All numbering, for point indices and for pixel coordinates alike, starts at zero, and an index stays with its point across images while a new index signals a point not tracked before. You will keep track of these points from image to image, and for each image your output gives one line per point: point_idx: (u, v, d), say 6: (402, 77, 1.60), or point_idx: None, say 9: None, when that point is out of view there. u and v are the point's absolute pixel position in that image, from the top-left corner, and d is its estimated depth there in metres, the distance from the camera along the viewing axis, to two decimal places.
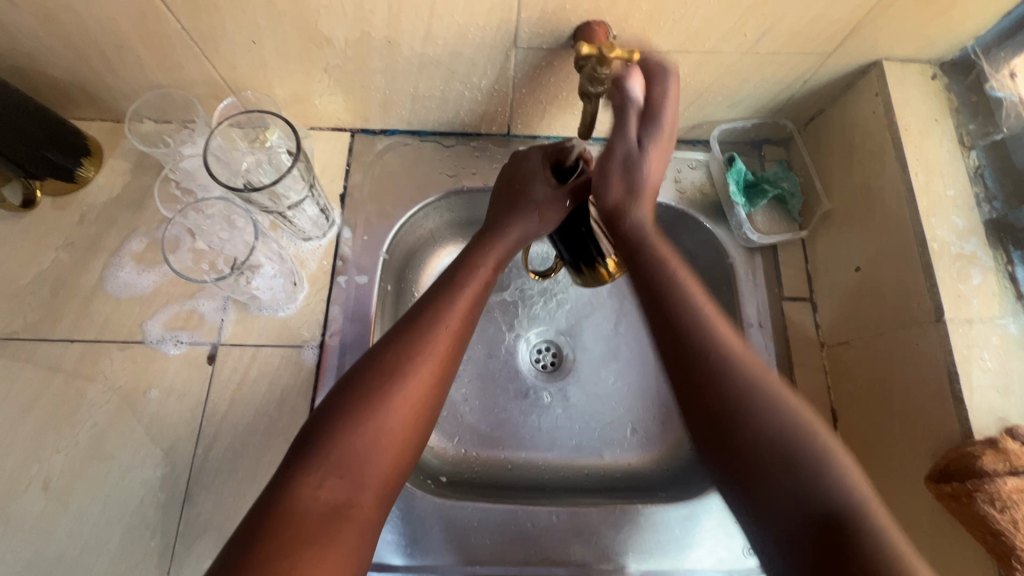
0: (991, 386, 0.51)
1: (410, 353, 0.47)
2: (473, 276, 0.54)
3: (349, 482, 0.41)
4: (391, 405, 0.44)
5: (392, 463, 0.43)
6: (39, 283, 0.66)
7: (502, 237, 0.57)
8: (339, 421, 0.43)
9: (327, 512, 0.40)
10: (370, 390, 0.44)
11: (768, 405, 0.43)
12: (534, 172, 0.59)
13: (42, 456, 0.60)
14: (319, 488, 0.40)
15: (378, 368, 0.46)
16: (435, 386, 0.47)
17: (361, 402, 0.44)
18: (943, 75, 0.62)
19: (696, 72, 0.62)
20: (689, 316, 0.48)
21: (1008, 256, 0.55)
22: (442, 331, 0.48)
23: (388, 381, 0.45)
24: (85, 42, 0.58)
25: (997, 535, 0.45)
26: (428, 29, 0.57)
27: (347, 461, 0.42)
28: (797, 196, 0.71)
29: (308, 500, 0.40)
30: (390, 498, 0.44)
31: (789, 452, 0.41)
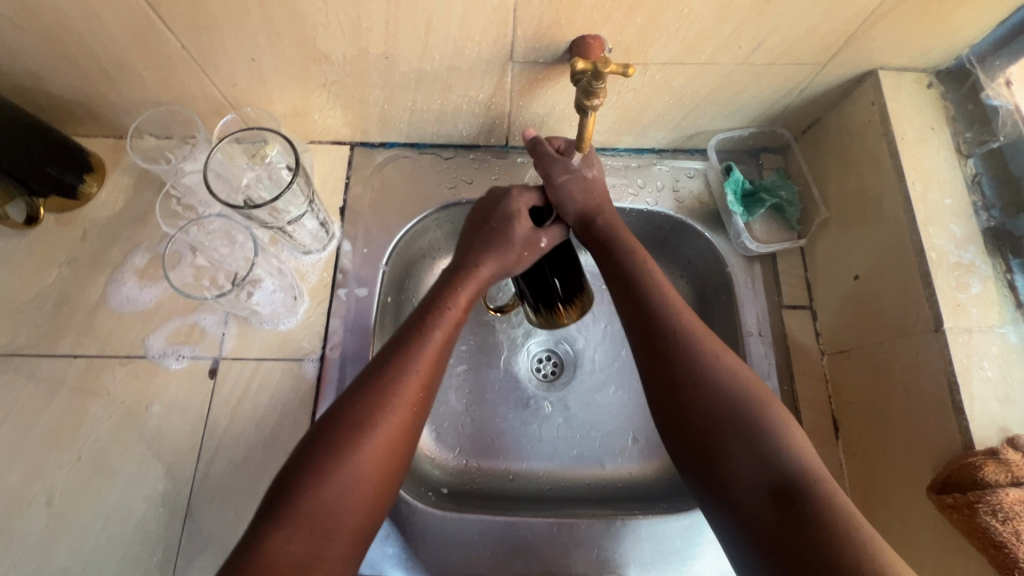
0: (991, 396, 0.51)
1: (380, 399, 0.47)
2: (443, 318, 0.54)
3: (319, 535, 0.42)
4: (358, 457, 0.45)
5: (362, 512, 0.45)
6: (43, 299, 0.67)
7: (475, 281, 0.57)
8: (311, 473, 0.44)
9: (295, 565, 0.41)
10: (340, 439, 0.45)
11: (725, 382, 0.48)
12: (513, 212, 0.58)
13: (45, 472, 0.61)
14: (288, 542, 0.41)
15: (348, 416, 0.46)
16: (403, 434, 0.48)
17: (330, 454, 0.44)
18: (939, 84, 0.62)
19: (692, 84, 0.63)
20: (659, 310, 0.53)
21: (1007, 265, 0.55)
22: (411, 378, 0.49)
23: (358, 430, 0.46)
24: (87, 62, 0.59)
25: (999, 547, 0.45)
26: (425, 46, 0.57)
27: (315, 515, 0.42)
28: (795, 204, 0.71)
29: (280, 553, 0.41)
30: (359, 547, 0.45)
31: (744, 422, 0.45)
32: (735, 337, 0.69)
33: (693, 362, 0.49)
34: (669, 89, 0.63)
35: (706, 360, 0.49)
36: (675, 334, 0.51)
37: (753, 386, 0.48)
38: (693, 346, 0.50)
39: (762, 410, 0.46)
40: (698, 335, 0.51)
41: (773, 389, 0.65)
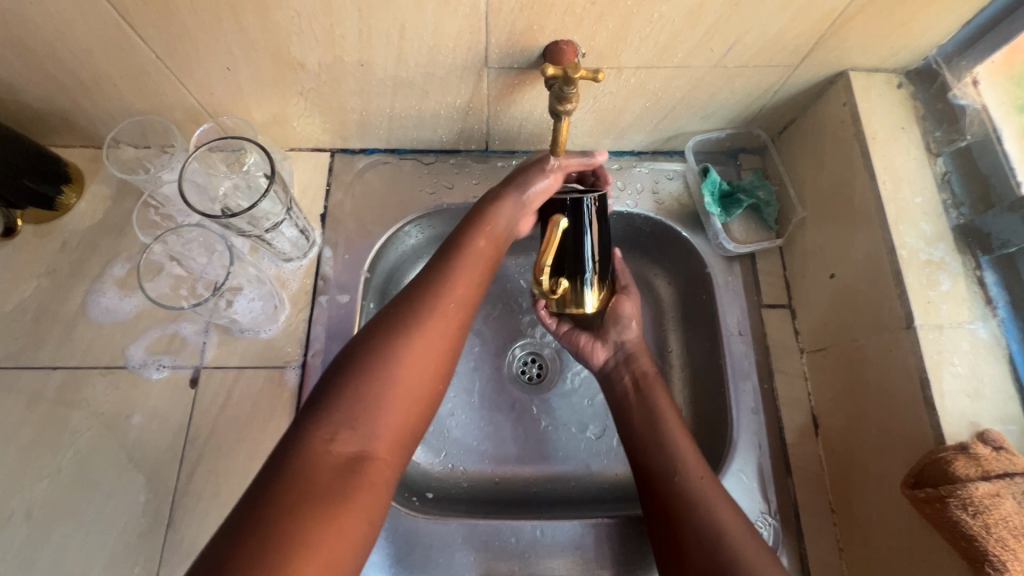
0: (962, 392, 0.51)
1: (418, 312, 0.48)
2: (472, 245, 0.56)
3: (361, 435, 0.42)
4: (397, 363, 0.45)
5: (402, 418, 0.44)
6: (22, 311, 0.67)
7: (498, 205, 0.58)
8: (349, 377, 0.44)
9: (342, 463, 0.40)
10: (379, 347, 0.46)
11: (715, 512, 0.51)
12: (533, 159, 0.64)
13: (25, 485, 0.60)
14: (333, 441, 0.41)
15: (385, 328, 0.47)
16: (442, 347, 0.48)
17: (368, 360, 0.45)
18: (908, 84, 0.63)
19: (666, 87, 0.63)
20: (670, 455, 0.56)
21: (976, 261, 0.56)
22: (444, 295, 0.50)
23: (397, 338, 0.46)
24: (62, 73, 0.59)
25: (970, 541, 0.45)
26: (400, 53, 0.58)
27: (358, 415, 0.42)
28: (772, 204, 0.72)
29: (322, 452, 0.40)
30: (401, 457, 0.44)
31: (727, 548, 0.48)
32: (716, 337, 0.70)
33: (695, 497, 0.52)
34: (645, 92, 0.64)
35: (700, 497, 0.52)
36: (682, 474, 0.54)
37: (738, 524, 0.50)
38: (692, 481, 0.54)
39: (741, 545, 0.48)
40: (697, 472, 0.54)
41: (753, 388, 0.66)
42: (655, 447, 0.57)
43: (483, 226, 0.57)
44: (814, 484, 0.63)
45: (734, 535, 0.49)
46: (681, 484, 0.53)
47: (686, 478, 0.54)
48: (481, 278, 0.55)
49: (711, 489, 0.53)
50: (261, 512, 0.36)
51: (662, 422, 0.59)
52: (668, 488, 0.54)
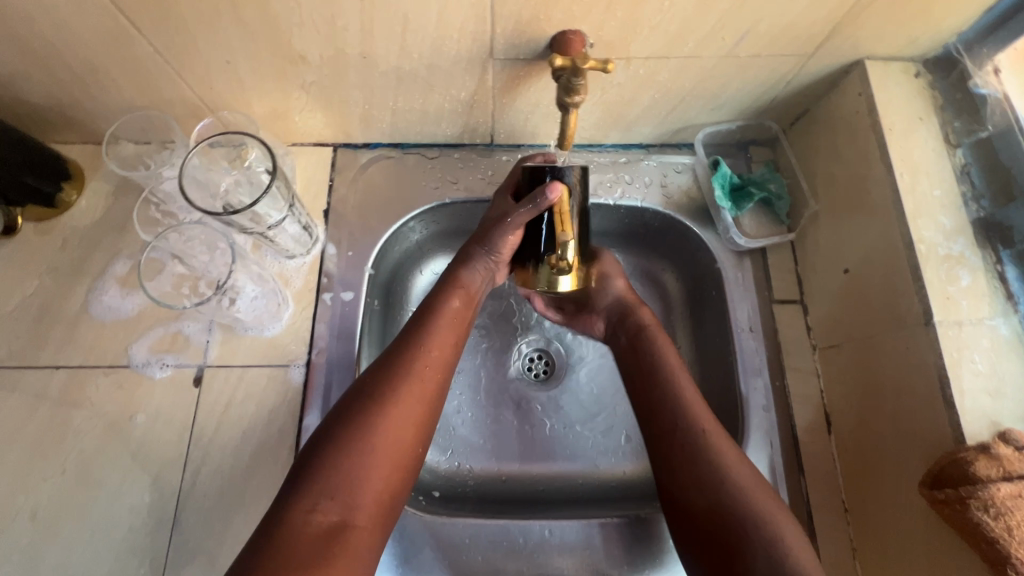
0: (982, 390, 0.50)
1: (397, 377, 0.50)
2: (447, 305, 0.57)
3: (341, 505, 0.43)
4: (378, 430, 0.47)
5: (383, 484, 0.46)
6: (24, 310, 0.66)
7: (469, 270, 0.59)
8: (331, 447, 0.45)
9: (323, 534, 0.42)
10: (360, 415, 0.47)
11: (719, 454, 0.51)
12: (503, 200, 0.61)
13: (29, 486, 0.60)
14: (313, 511, 0.43)
15: (365, 395, 0.49)
16: (422, 409, 0.50)
17: (349, 428, 0.46)
18: (926, 73, 0.61)
19: (676, 78, 0.62)
20: (682, 411, 0.55)
21: (997, 256, 0.55)
22: (421, 360, 0.52)
23: (376, 407, 0.48)
24: (59, 67, 0.58)
25: (992, 543, 0.44)
26: (403, 44, 0.56)
27: (339, 485, 0.44)
28: (784, 198, 0.71)
29: (304, 523, 0.42)
30: (383, 523, 0.46)
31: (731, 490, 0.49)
32: (726, 333, 0.68)
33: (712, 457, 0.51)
34: (654, 83, 0.62)
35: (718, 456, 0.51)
36: (695, 431, 0.53)
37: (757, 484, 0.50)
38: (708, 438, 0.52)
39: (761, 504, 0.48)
40: (711, 429, 0.53)
41: (764, 386, 0.65)
42: (661, 401, 0.56)
43: (456, 290, 0.58)
44: (827, 483, 0.62)
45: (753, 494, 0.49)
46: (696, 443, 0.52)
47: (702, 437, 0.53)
48: (458, 338, 0.56)
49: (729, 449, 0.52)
50: None
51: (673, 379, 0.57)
52: (674, 436, 0.54)
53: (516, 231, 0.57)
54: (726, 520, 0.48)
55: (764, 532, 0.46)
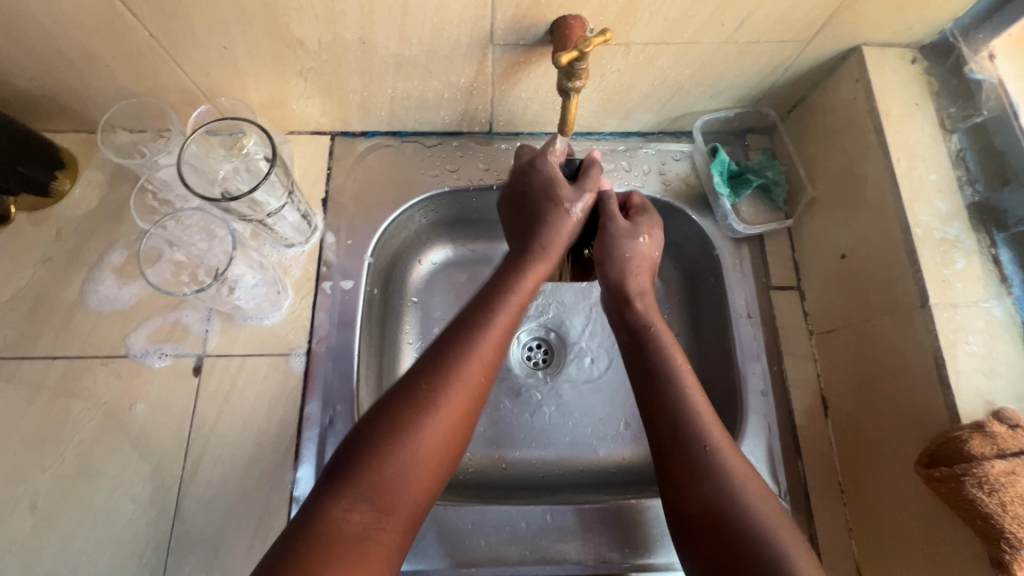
0: (977, 370, 0.51)
1: (449, 377, 0.48)
2: (510, 297, 0.54)
3: (377, 509, 0.43)
4: (422, 437, 0.46)
5: (421, 492, 0.45)
6: (18, 300, 0.65)
7: (560, 240, 0.58)
8: (375, 450, 0.44)
9: (356, 535, 0.42)
10: (405, 418, 0.46)
11: (726, 474, 0.47)
12: (559, 175, 0.60)
13: (28, 476, 0.60)
14: (349, 512, 0.42)
15: (411, 394, 0.47)
16: (468, 413, 0.49)
17: (393, 429, 0.45)
18: (922, 59, 0.62)
19: (676, 64, 0.62)
20: (698, 432, 0.49)
21: (991, 239, 0.55)
22: (475, 360, 0.50)
23: (421, 411, 0.46)
24: (50, 52, 0.57)
25: (986, 519, 0.45)
26: (403, 30, 0.56)
27: (379, 491, 0.43)
28: (781, 184, 0.71)
29: (339, 523, 0.42)
30: (414, 525, 0.45)
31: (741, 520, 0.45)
32: (725, 319, 0.69)
33: (726, 478, 0.47)
34: (654, 69, 0.62)
35: (729, 481, 0.47)
36: (710, 448, 0.49)
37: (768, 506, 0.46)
38: (722, 458, 0.48)
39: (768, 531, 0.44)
40: (727, 449, 0.49)
41: (762, 370, 0.66)
42: (668, 402, 0.52)
43: (527, 276, 0.56)
44: (824, 465, 0.63)
45: (766, 521, 0.45)
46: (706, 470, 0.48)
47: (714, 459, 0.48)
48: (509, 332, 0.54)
49: (749, 480, 0.47)
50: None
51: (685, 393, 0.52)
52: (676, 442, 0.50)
53: (590, 201, 0.61)
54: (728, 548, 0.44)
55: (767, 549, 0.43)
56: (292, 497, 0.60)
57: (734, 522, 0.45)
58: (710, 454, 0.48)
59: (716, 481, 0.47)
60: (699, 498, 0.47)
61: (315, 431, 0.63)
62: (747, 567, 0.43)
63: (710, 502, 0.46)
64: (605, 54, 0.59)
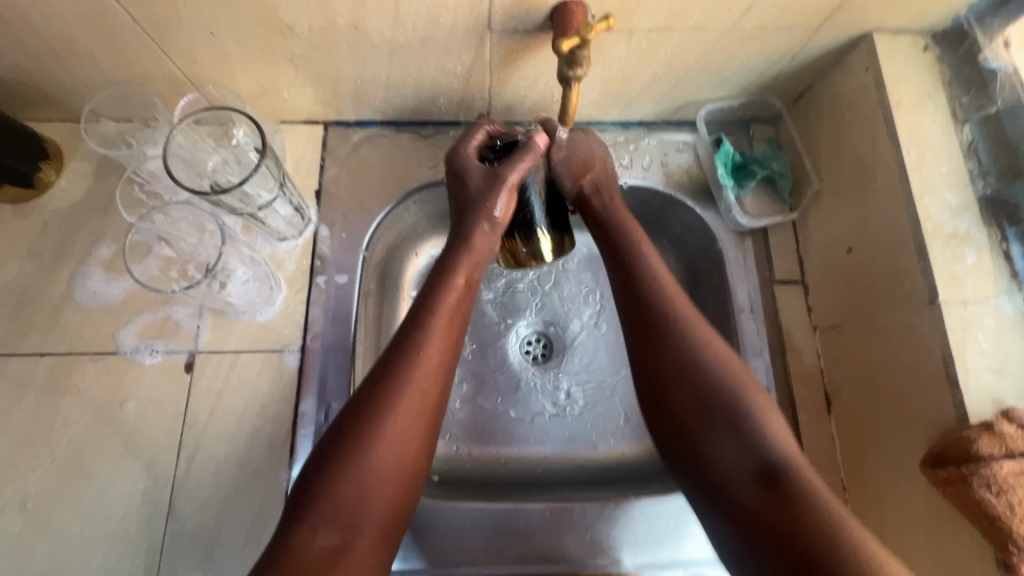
0: (986, 368, 0.50)
1: (391, 392, 0.47)
2: (448, 299, 0.54)
3: (342, 528, 0.43)
4: (376, 451, 0.45)
5: (388, 502, 0.46)
6: (5, 295, 0.63)
7: (482, 237, 0.57)
8: (329, 472, 0.44)
9: (323, 557, 0.42)
10: (358, 434, 0.46)
11: (698, 349, 0.51)
12: (471, 165, 0.57)
13: (17, 475, 0.59)
14: (313, 535, 0.42)
15: (360, 408, 0.47)
16: (422, 420, 0.48)
17: (347, 448, 0.45)
18: (935, 46, 0.60)
19: (680, 52, 0.60)
20: (695, 354, 0.51)
21: (1002, 233, 0.54)
22: (421, 367, 0.49)
23: (374, 424, 0.46)
24: (30, 38, 0.54)
25: (993, 521, 0.45)
26: (397, 15, 0.54)
27: (339, 510, 0.43)
28: (786, 176, 0.69)
29: (303, 547, 0.42)
30: (388, 536, 0.46)
31: (719, 384, 0.49)
32: (727, 314, 0.68)
33: (740, 411, 0.48)
34: (657, 56, 0.60)
35: (700, 351, 0.51)
36: (682, 327, 0.52)
37: (737, 371, 0.50)
38: (692, 333, 0.52)
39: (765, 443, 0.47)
40: (696, 324, 0.52)
41: (765, 366, 0.64)
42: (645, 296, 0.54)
43: (456, 277, 0.55)
44: (826, 463, 0.62)
45: (732, 380, 0.50)
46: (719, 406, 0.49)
47: (727, 390, 0.49)
48: (458, 333, 0.53)
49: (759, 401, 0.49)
50: None
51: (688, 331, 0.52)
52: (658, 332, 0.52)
53: (511, 184, 0.56)
54: (712, 406, 0.49)
55: (739, 409, 0.49)
56: (287, 495, 0.59)
57: (738, 452, 0.47)
58: (709, 377, 0.50)
59: (732, 420, 0.48)
60: (677, 380, 0.50)
61: (310, 428, 0.61)
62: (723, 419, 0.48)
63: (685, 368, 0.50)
64: (607, 41, 0.57)
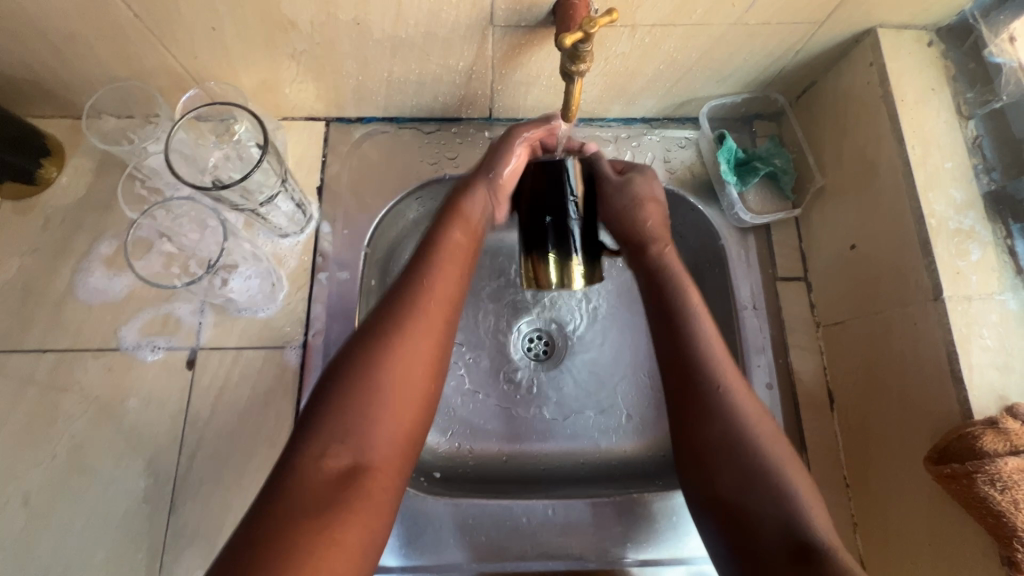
0: (990, 365, 0.50)
1: (399, 320, 0.47)
2: (449, 242, 0.55)
3: (353, 448, 0.42)
4: (386, 371, 0.45)
5: (397, 430, 0.44)
6: (6, 292, 0.63)
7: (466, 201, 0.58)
8: (336, 395, 0.43)
9: (334, 479, 0.40)
10: (364, 359, 0.45)
11: (737, 411, 0.49)
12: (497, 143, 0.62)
13: (18, 472, 0.58)
14: (323, 457, 0.41)
15: (365, 337, 0.47)
16: (433, 351, 0.48)
17: (354, 371, 0.44)
18: (939, 42, 0.60)
19: (683, 47, 0.59)
20: (735, 425, 0.48)
21: (1007, 229, 0.54)
22: (427, 300, 0.49)
23: (381, 350, 0.46)
24: (31, 34, 0.54)
25: (997, 516, 0.45)
26: (399, 11, 0.53)
27: (350, 426, 0.42)
28: (789, 172, 0.69)
29: (313, 468, 0.40)
30: (400, 470, 0.44)
31: (749, 447, 0.47)
32: (730, 311, 0.67)
33: (774, 474, 0.46)
34: (660, 52, 0.60)
35: (742, 423, 0.48)
36: (725, 400, 0.49)
37: (779, 448, 0.48)
38: (731, 400, 0.49)
39: (797, 504, 0.44)
40: (735, 393, 0.50)
41: (768, 363, 0.64)
42: (702, 378, 0.51)
43: (454, 230, 0.56)
44: (828, 460, 0.62)
45: (778, 460, 0.47)
46: (747, 461, 0.47)
47: (746, 436, 0.48)
48: (463, 277, 0.54)
49: (792, 466, 0.47)
50: (252, 538, 0.36)
51: (730, 399, 0.49)
52: (699, 411, 0.50)
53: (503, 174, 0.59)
54: (745, 475, 0.46)
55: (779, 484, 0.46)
56: None
57: (770, 511, 0.45)
58: (747, 445, 0.47)
59: (764, 481, 0.46)
60: (715, 450, 0.48)
61: None
62: (757, 492, 0.46)
63: (721, 437, 0.48)
64: (610, 36, 0.57)
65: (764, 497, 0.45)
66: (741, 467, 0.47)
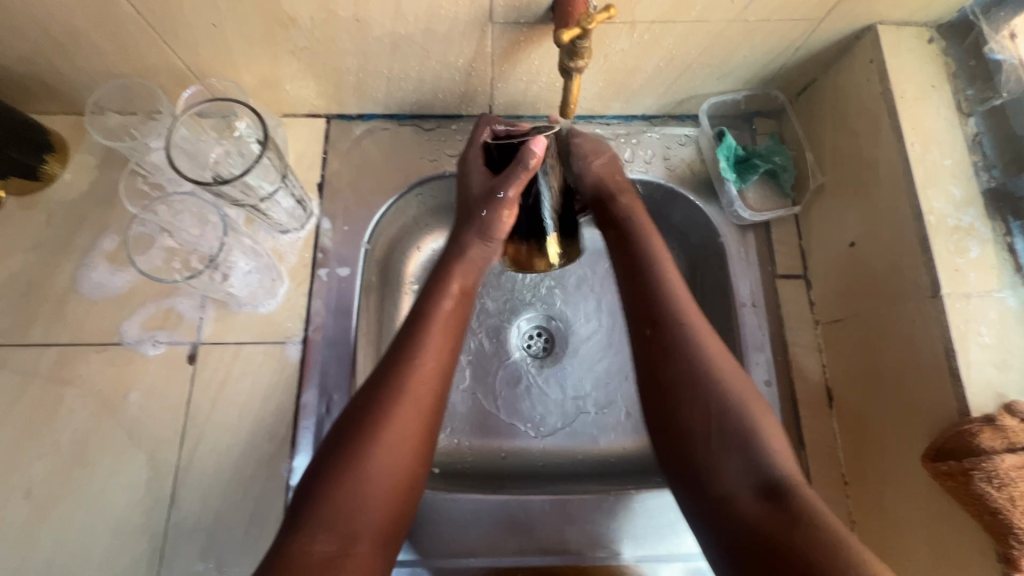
0: (988, 362, 0.50)
1: (390, 396, 0.48)
2: (440, 311, 0.54)
3: (340, 534, 0.43)
4: (374, 456, 0.46)
5: (387, 510, 0.46)
6: (11, 286, 0.64)
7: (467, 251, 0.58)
8: (328, 476, 0.45)
9: (321, 564, 0.42)
10: (355, 440, 0.46)
11: (714, 372, 0.50)
12: (471, 177, 0.60)
13: (22, 465, 0.59)
14: (312, 541, 0.42)
15: (357, 415, 0.47)
16: (423, 425, 0.49)
17: (345, 453, 0.45)
18: (940, 38, 0.59)
19: (681, 44, 0.59)
20: (709, 384, 0.49)
21: (1007, 227, 0.53)
22: (419, 373, 0.49)
23: (370, 430, 0.46)
24: (35, 30, 0.55)
25: (994, 514, 0.44)
26: (399, 7, 0.54)
27: (336, 515, 0.44)
28: (789, 170, 0.69)
29: (302, 554, 0.42)
30: (387, 547, 0.46)
31: (728, 416, 0.48)
32: (728, 308, 0.67)
33: (750, 435, 0.47)
34: (659, 49, 0.60)
35: (718, 384, 0.49)
36: (704, 364, 0.50)
37: (754, 403, 0.49)
38: (709, 368, 0.50)
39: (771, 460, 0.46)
40: (717, 358, 0.51)
41: (766, 361, 0.64)
42: (684, 356, 0.51)
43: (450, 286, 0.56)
44: (827, 458, 0.62)
45: (754, 421, 0.48)
46: (723, 422, 0.48)
47: (726, 400, 0.49)
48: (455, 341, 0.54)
49: (768, 419, 0.49)
50: None
51: (712, 365, 0.50)
52: (677, 388, 0.50)
53: (511, 201, 0.56)
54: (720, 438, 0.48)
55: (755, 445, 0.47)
56: (288, 486, 0.60)
57: (740, 454, 0.47)
58: (724, 410, 0.48)
59: (745, 445, 0.47)
60: (687, 412, 0.49)
61: (311, 420, 0.62)
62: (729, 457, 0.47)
63: (694, 394, 0.49)
64: (609, 33, 0.57)
65: (743, 461, 0.47)
66: (714, 427, 0.48)
